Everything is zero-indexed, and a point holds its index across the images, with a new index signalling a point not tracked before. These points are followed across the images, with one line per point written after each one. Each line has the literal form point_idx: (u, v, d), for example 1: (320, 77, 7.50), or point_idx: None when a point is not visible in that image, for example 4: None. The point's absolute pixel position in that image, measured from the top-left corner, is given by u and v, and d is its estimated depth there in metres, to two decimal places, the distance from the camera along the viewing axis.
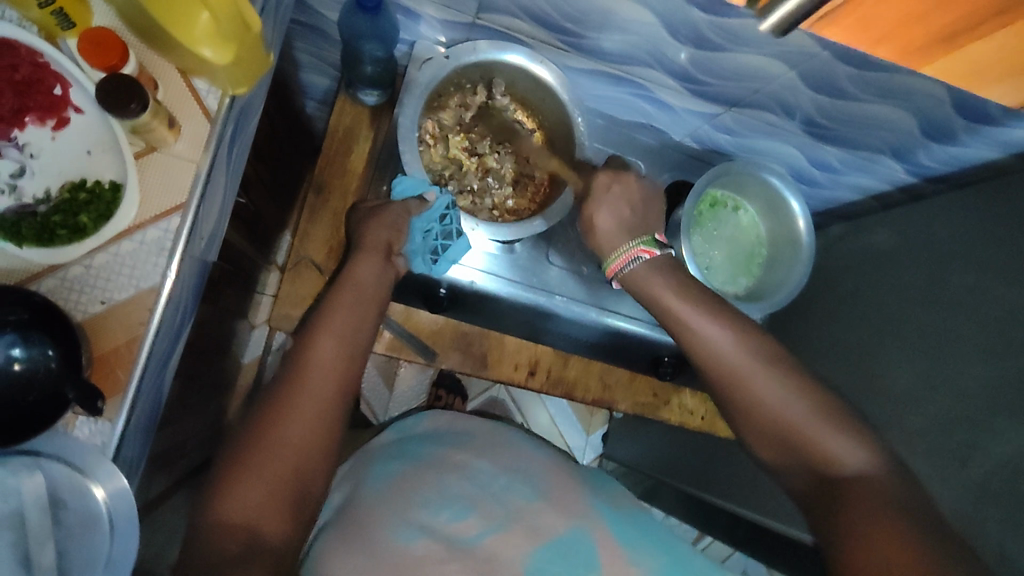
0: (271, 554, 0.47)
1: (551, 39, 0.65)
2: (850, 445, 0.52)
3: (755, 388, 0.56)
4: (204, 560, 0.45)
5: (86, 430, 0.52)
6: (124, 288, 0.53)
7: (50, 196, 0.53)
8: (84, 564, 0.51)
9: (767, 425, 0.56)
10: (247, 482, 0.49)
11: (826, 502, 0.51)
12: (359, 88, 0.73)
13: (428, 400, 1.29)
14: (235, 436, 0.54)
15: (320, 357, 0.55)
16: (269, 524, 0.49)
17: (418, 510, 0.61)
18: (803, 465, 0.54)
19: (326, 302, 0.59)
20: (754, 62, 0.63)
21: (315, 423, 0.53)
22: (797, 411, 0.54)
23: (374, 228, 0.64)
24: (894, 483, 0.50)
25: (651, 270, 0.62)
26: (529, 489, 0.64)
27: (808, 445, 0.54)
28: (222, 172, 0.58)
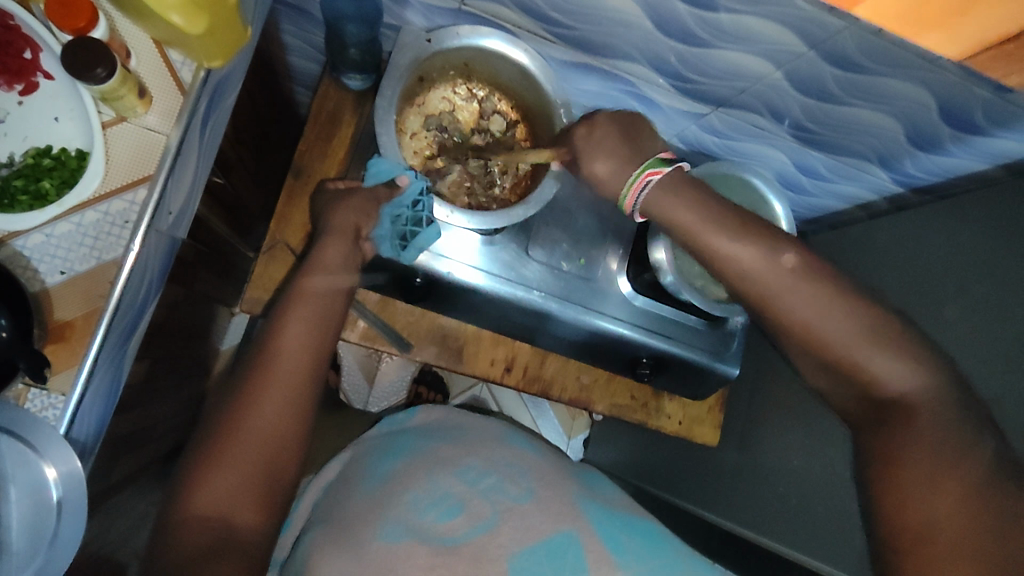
0: (243, 546, 0.47)
1: (538, 29, 0.64)
2: (899, 367, 0.52)
3: (785, 303, 0.55)
4: (177, 556, 0.45)
5: (37, 404, 0.51)
6: (84, 259, 0.52)
7: (13, 161, 0.51)
8: (29, 540, 0.50)
9: (808, 344, 0.55)
10: (216, 474, 0.49)
11: (879, 421, 0.53)
12: (343, 72, 0.73)
13: (408, 396, 1.28)
14: (206, 422, 0.53)
15: (288, 343, 0.54)
16: (241, 516, 0.48)
17: (397, 510, 0.60)
18: (849, 385, 0.55)
19: (292, 287, 0.57)
20: (741, 60, 0.62)
21: (284, 411, 0.52)
22: (843, 331, 0.53)
23: (341, 210, 0.63)
24: (942, 404, 0.51)
25: (663, 189, 0.58)
26: (519, 487, 0.62)
27: (852, 367, 0.54)
28: (195, 147, 0.57)
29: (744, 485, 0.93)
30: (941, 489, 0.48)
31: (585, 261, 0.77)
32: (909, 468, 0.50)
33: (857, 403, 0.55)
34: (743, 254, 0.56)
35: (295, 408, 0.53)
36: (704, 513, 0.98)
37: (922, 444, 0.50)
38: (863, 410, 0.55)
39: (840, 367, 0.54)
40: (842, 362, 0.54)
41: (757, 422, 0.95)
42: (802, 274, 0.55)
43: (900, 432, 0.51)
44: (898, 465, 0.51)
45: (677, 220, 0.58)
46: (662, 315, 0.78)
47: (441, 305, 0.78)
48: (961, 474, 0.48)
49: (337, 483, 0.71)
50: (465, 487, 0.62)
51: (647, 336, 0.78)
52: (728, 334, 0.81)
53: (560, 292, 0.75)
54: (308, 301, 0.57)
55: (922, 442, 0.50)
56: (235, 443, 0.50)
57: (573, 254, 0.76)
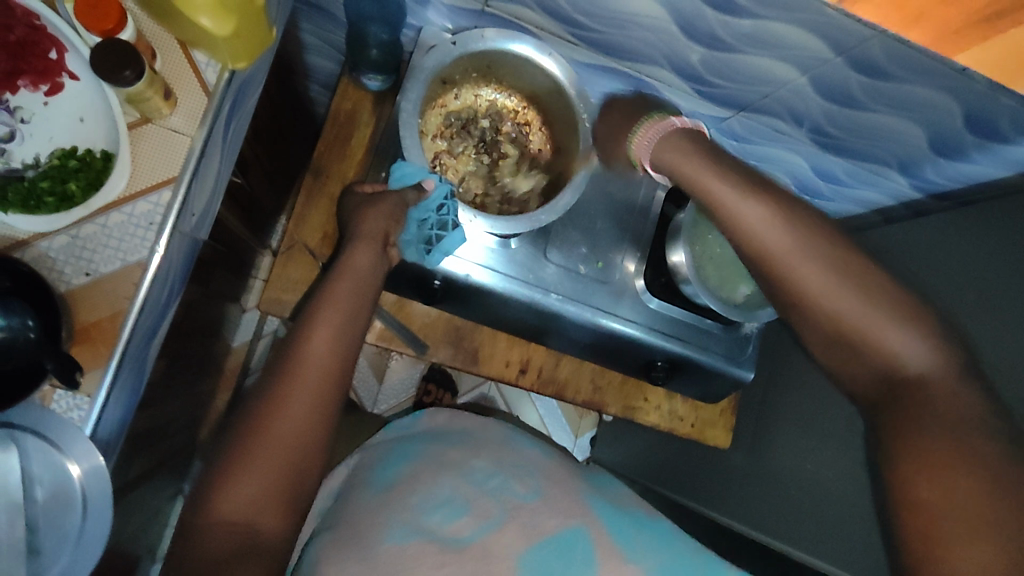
0: (264, 552, 0.48)
1: (561, 32, 0.64)
2: (914, 342, 0.48)
3: (805, 285, 0.51)
4: (200, 560, 0.45)
5: (62, 404, 0.51)
6: (109, 260, 0.52)
7: (40, 162, 0.51)
8: (55, 539, 0.51)
9: (824, 321, 0.51)
10: (238, 479, 0.49)
11: (894, 403, 0.49)
12: (363, 72, 0.72)
13: (417, 393, 1.28)
14: (228, 424, 0.53)
15: (317, 348, 0.54)
16: (264, 521, 0.49)
17: (410, 513, 0.60)
18: (861, 365, 0.51)
19: (323, 291, 0.57)
20: (765, 65, 0.62)
21: (308, 417, 0.52)
22: (852, 310, 0.50)
23: (372, 215, 0.62)
24: (962, 385, 0.47)
25: (676, 132, 0.62)
26: (528, 487, 0.62)
27: (867, 344, 0.50)
28: (218, 148, 0.57)
29: (755, 488, 0.93)
30: (943, 467, 0.44)
31: (603, 265, 0.76)
32: (937, 455, 0.44)
33: (872, 385, 0.50)
34: (771, 231, 0.53)
35: (322, 412, 0.53)
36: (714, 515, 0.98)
37: (939, 427, 0.45)
38: (879, 391, 0.50)
39: (855, 341, 0.50)
40: (861, 342, 0.50)
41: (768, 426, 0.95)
42: (886, 302, 0.49)
43: (917, 415, 0.47)
44: (917, 449, 0.46)
45: (704, 185, 0.57)
46: (678, 320, 0.78)
47: (457, 306, 0.78)
48: (966, 456, 0.43)
49: (346, 486, 0.70)
50: (475, 488, 0.62)
51: (667, 341, 0.78)
52: (744, 339, 0.81)
53: (578, 295, 0.75)
54: (335, 306, 0.56)
55: (940, 422, 0.45)
56: (260, 449, 0.50)
57: (590, 257, 0.76)
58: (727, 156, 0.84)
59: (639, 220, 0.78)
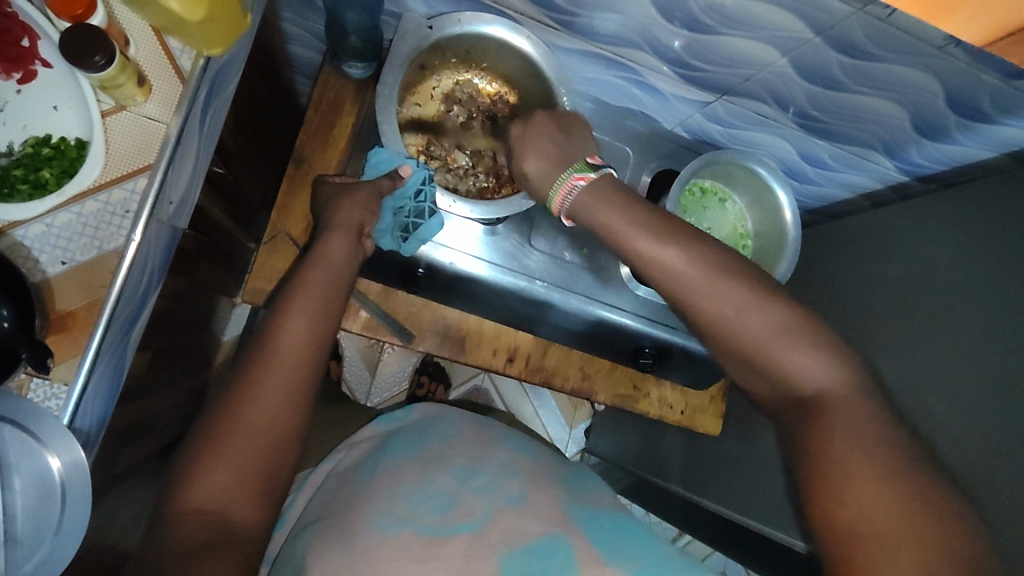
0: (241, 541, 0.47)
1: (539, 16, 0.64)
2: (814, 360, 0.47)
3: (714, 308, 0.50)
4: (173, 547, 0.45)
5: (40, 393, 0.52)
6: (87, 249, 0.52)
7: (13, 150, 0.51)
8: (35, 531, 0.50)
9: (728, 344, 0.51)
10: (215, 464, 0.49)
11: (799, 417, 0.47)
12: (344, 61, 0.72)
13: (410, 386, 1.28)
14: (203, 410, 0.53)
15: (292, 337, 0.54)
16: (239, 508, 0.48)
17: (392, 508, 0.60)
18: (770, 383, 0.50)
19: (297, 280, 0.57)
20: (744, 47, 0.61)
21: (283, 405, 0.52)
22: (758, 327, 0.49)
23: (345, 208, 0.61)
24: (861, 398, 0.46)
25: (590, 194, 0.55)
26: (508, 487, 0.62)
27: (770, 363, 0.49)
28: (196, 136, 0.57)
29: (747, 476, 0.92)
30: (853, 478, 0.42)
31: (588, 252, 0.76)
32: (847, 459, 0.43)
33: (785, 402, 0.49)
34: (664, 254, 0.52)
35: (296, 403, 0.53)
36: (710, 504, 0.98)
37: (844, 438, 0.44)
38: (785, 411, 0.49)
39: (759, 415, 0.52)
40: (770, 368, 0.49)
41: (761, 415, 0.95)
42: (785, 310, 0.49)
43: (824, 427, 0.45)
44: (827, 460, 0.44)
45: (605, 221, 0.54)
46: (666, 305, 0.78)
47: (444, 295, 0.77)
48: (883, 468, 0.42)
49: (330, 481, 0.71)
50: (459, 487, 0.62)
51: (655, 326, 0.78)
52: None
53: (562, 282, 0.75)
54: (311, 297, 0.56)
55: (840, 430, 0.44)
56: (236, 436, 0.50)
57: (574, 244, 0.75)
58: (714, 141, 0.84)
59: None
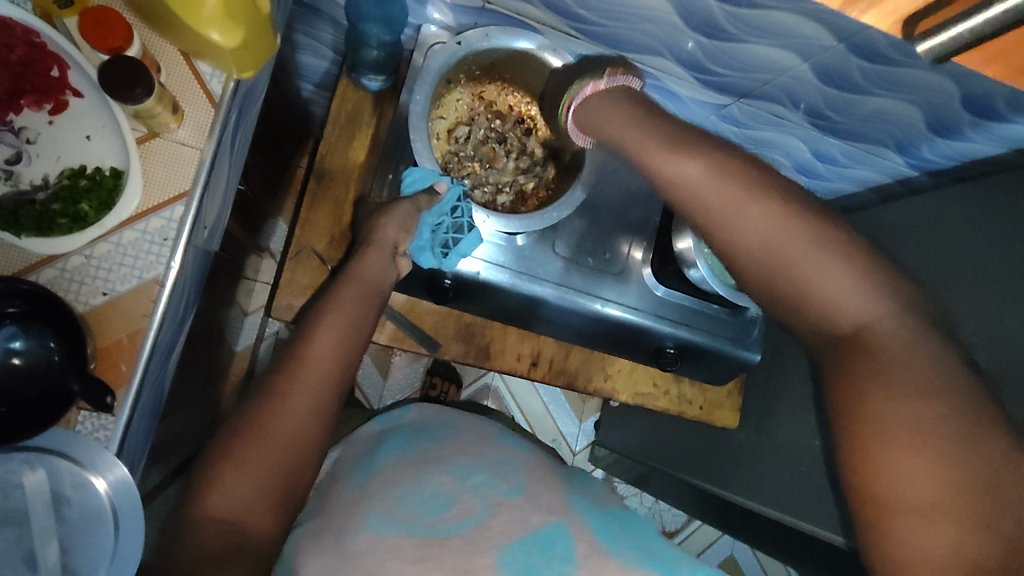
0: (254, 549, 0.48)
1: (561, 25, 0.64)
2: (852, 286, 0.47)
3: (757, 236, 0.50)
4: (188, 556, 0.45)
5: (88, 426, 0.51)
6: (126, 279, 0.52)
7: (48, 182, 0.50)
8: (89, 562, 0.51)
9: (747, 261, 0.51)
10: (236, 474, 0.49)
11: (845, 353, 0.47)
12: (362, 73, 0.72)
13: (422, 387, 1.29)
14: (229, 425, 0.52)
15: (320, 351, 0.54)
16: (255, 518, 0.49)
17: (387, 506, 0.61)
18: (805, 315, 0.50)
19: (328, 296, 0.58)
20: (766, 53, 0.62)
21: (307, 418, 0.52)
22: (768, 237, 0.49)
23: (382, 227, 0.63)
24: (909, 338, 0.46)
25: (600, 103, 0.59)
26: (507, 483, 0.63)
27: (797, 284, 0.49)
28: (225, 159, 0.57)
29: (763, 466, 0.94)
30: (898, 430, 0.43)
31: (609, 256, 0.77)
32: (894, 416, 0.43)
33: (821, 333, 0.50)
34: (684, 169, 0.52)
35: (321, 418, 0.54)
36: (718, 492, 1.00)
37: (899, 380, 0.44)
38: (826, 341, 0.49)
39: None
40: (791, 285, 0.49)
41: (777, 405, 0.96)
42: (814, 230, 0.49)
43: (874, 366, 0.46)
44: (870, 409, 0.45)
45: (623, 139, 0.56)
46: (685, 306, 0.79)
47: (469, 303, 0.77)
48: (927, 424, 0.42)
49: (329, 478, 0.70)
50: (458, 483, 0.63)
51: (675, 325, 0.79)
52: (749, 322, 0.82)
53: (587, 287, 0.76)
54: (340, 312, 0.57)
55: (896, 376, 0.44)
56: (256, 445, 0.50)
57: (596, 249, 0.76)
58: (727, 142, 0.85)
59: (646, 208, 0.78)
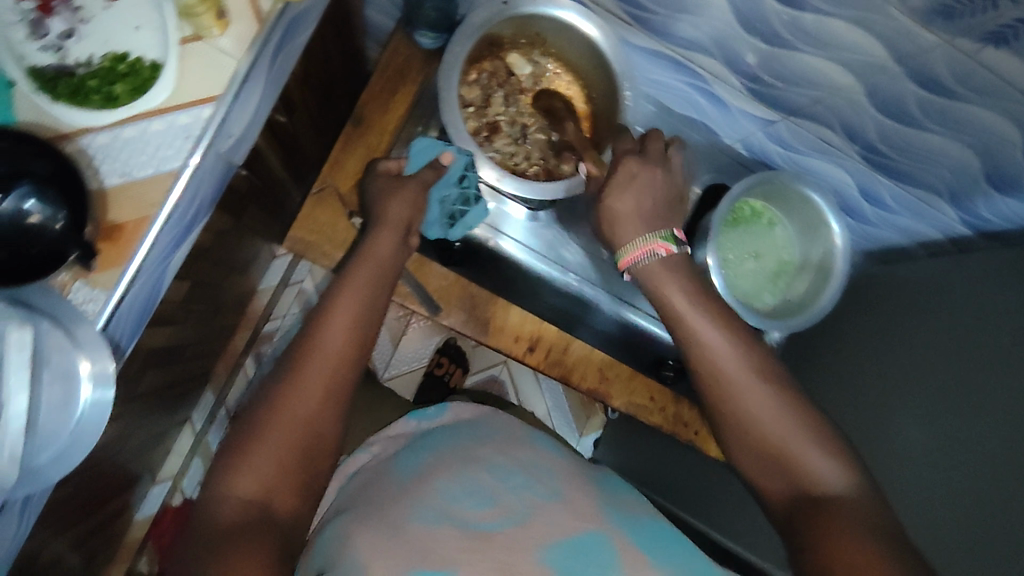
0: (280, 528, 0.47)
1: (614, 9, 0.64)
2: (825, 458, 0.51)
3: (744, 404, 0.54)
4: (212, 533, 0.45)
5: (79, 296, 0.52)
6: (144, 166, 0.53)
7: (92, 62, 0.53)
8: (52, 426, 0.52)
9: (697, 361, 0.56)
10: (254, 455, 0.49)
11: (805, 511, 0.49)
12: (416, 29, 0.74)
13: (429, 363, 1.30)
14: (247, 403, 0.52)
15: (335, 332, 0.53)
16: (277, 498, 0.48)
17: (429, 497, 0.58)
18: (775, 466, 0.53)
19: (339, 280, 0.56)
20: (820, 66, 0.60)
21: (322, 398, 0.51)
22: (720, 346, 0.55)
23: (395, 204, 0.61)
24: (861, 489, 0.50)
25: (663, 265, 0.58)
26: (546, 488, 0.60)
27: (725, 399, 0.55)
28: (262, 76, 0.59)
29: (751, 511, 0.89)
30: (851, 543, 0.45)
31: None
32: (844, 537, 0.45)
33: (783, 477, 0.52)
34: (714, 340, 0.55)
35: (336, 395, 0.52)
36: (700, 526, 0.96)
37: (852, 529, 0.46)
38: (794, 501, 0.51)
39: (775, 455, 0.53)
40: (727, 401, 0.55)
41: None
42: (752, 356, 0.55)
43: (832, 518, 0.47)
44: (830, 531, 0.46)
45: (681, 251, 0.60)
46: None
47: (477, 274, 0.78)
48: (877, 554, 0.43)
49: (367, 474, 0.68)
50: (498, 483, 0.59)
51: (668, 334, 0.85)
52: None
53: (590, 278, 0.84)
54: (354, 293, 0.56)
55: (850, 521, 0.47)
56: (274, 429, 0.50)
57: None
58: (771, 165, 0.81)
59: None
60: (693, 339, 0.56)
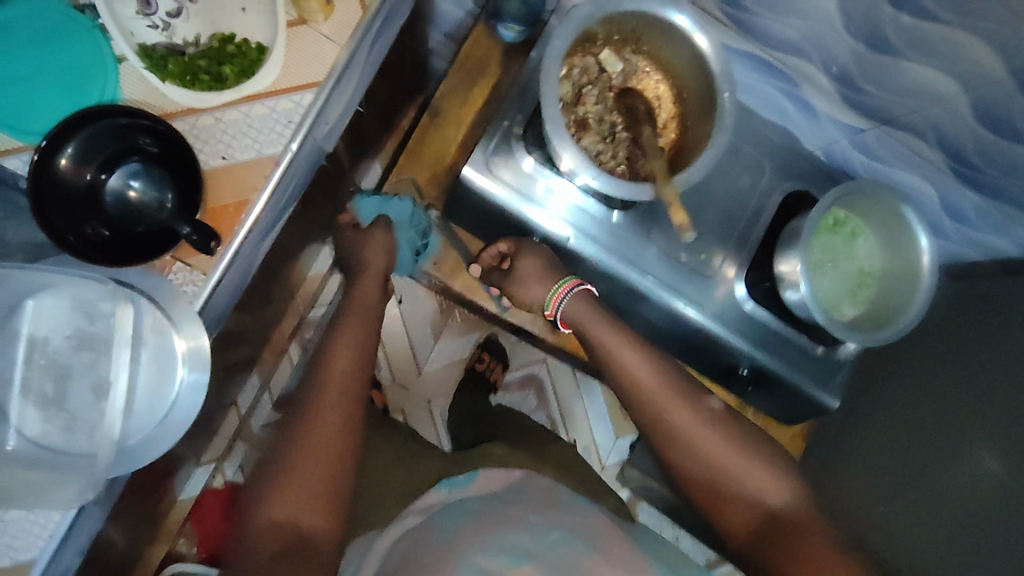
0: (313, 544, 0.53)
1: (711, 7, 0.63)
2: (770, 483, 0.59)
3: (697, 444, 0.61)
4: (255, 555, 0.52)
5: (179, 277, 0.54)
6: (247, 150, 0.53)
7: (199, 42, 0.52)
8: (149, 403, 0.53)
9: (635, 395, 0.65)
10: (281, 488, 0.55)
11: (768, 539, 0.57)
12: (501, 20, 0.72)
13: (471, 357, 1.28)
14: (276, 441, 0.60)
15: (339, 365, 0.62)
16: (306, 516, 0.54)
17: (468, 553, 0.54)
18: (737, 500, 0.60)
19: (335, 325, 0.67)
20: (923, 75, 0.59)
21: (337, 425, 0.58)
22: (649, 376, 0.64)
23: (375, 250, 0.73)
24: (809, 510, 0.58)
25: (581, 304, 0.69)
26: (585, 543, 0.58)
27: (684, 442, 0.62)
28: (359, 63, 0.58)
29: None
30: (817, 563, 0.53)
31: (704, 257, 0.74)
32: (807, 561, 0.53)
33: (740, 510, 0.59)
34: (641, 369, 0.65)
35: (348, 421, 0.59)
36: None
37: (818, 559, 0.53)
38: (754, 530, 0.58)
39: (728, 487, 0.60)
40: (677, 440, 0.62)
41: (838, 463, 0.90)
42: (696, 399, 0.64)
43: (795, 547, 0.55)
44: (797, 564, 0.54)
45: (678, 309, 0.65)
46: (770, 328, 0.75)
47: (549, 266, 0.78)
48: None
49: (409, 536, 0.62)
50: (534, 541, 0.56)
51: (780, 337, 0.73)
52: (836, 365, 0.77)
53: (673, 282, 0.73)
54: (349, 335, 0.65)
55: (816, 548, 0.54)
56: (298, 457, 0.56)
57: (691, 245, 0.73)
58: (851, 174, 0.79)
59: (747, 223, 0.74)
60: (628, 372, 0.65)
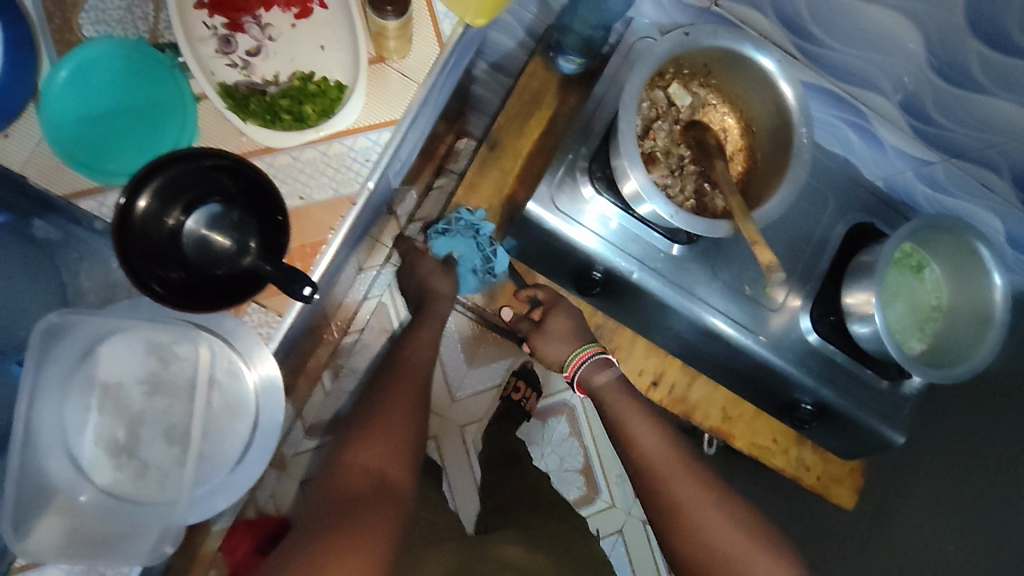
0: (394, 492, 0.59)
1: (784, 41, 0.62)
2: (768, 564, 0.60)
3: (698, 523, 0.62)
4: (348, 491, 0.56)
5: (253, 318, 0.53)
6: (324, 189, 0.52)
7: (279, 81, 0.52)
8: (218, 452, 0.51)
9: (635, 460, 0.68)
10: (367, 443, 0.61)
11: None
12: (561, 53, 0.72)
13: (504, 385, 1.21)
14: (350, 416, 0.65)
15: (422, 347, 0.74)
16: (390, 468, 0.60)
17: None
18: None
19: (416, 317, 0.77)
20: (1007, 111, 0.58)
21: (418, 397, 0.67)
22: (651, 442, 0.68)
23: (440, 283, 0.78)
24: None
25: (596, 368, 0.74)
26: None
27: (681, 516, 0.63)
28: (432, 100, 0.57)
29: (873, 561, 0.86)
30: None
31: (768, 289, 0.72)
32: None
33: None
34: (647, 438, 0.68)
35: (425, 396, 0.69)
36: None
37: None
38: None
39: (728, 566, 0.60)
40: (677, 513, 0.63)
41: (896, 500, 0.87)
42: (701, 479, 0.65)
43: None
44: None
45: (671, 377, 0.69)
46: (837, 362, 0.73)
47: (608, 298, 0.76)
48: None
49: None
50: None
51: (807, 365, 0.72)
52: (902, 400, 0.75)
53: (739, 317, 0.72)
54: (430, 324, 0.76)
55: None
56: (380, 423, 0.62)
57: (756, 278, 0.72)
58: (912, 205, 0.78)
59: (813, 253, 0.73)
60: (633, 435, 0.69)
